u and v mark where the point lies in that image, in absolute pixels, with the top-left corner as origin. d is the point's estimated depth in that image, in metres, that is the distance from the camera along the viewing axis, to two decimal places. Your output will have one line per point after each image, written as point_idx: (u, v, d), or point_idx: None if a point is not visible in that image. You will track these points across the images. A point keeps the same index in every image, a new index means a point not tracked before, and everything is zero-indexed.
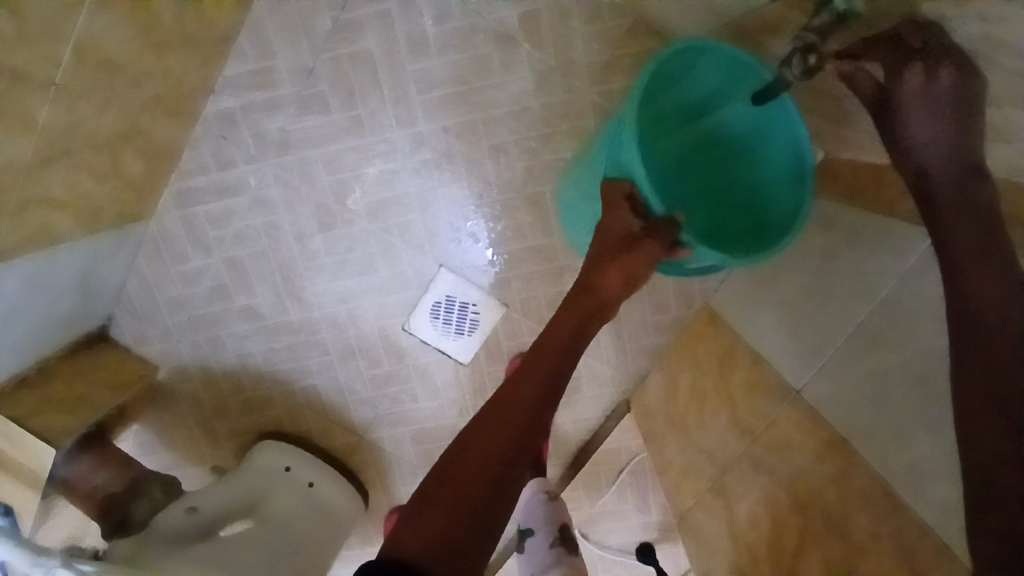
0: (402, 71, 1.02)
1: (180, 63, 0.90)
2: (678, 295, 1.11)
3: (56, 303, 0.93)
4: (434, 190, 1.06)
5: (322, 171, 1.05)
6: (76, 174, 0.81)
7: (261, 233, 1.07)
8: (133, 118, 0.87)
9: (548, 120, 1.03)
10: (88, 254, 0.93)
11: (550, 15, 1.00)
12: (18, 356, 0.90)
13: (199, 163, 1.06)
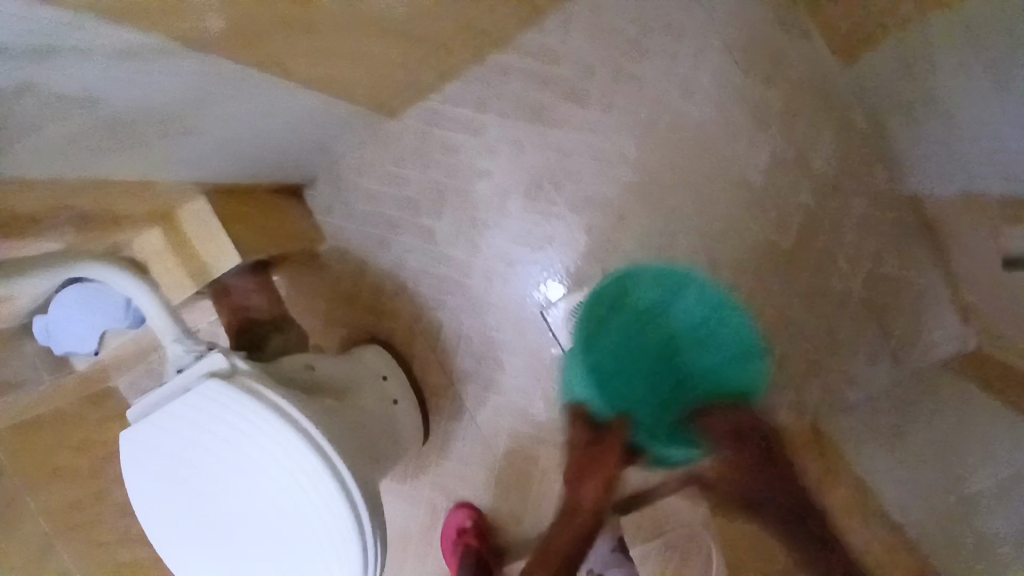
0: (665, 104, 1.11)
1: (501, 13, 0.99)
2: (799, 411, 1.13)
3: (286, 145, 1.01)
4: (636, 213, 1.13)
5: (552, 153, 1.15)
6: (377, 57, 0.86)
7: (473, 174, 1.18)
8: (441, 37, 0.95)
9: (765, 205, 1.10)
10: (341, 117, 1.02)
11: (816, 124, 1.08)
12: (244, 165, 0.97)
13: (457, 98, 1.17)
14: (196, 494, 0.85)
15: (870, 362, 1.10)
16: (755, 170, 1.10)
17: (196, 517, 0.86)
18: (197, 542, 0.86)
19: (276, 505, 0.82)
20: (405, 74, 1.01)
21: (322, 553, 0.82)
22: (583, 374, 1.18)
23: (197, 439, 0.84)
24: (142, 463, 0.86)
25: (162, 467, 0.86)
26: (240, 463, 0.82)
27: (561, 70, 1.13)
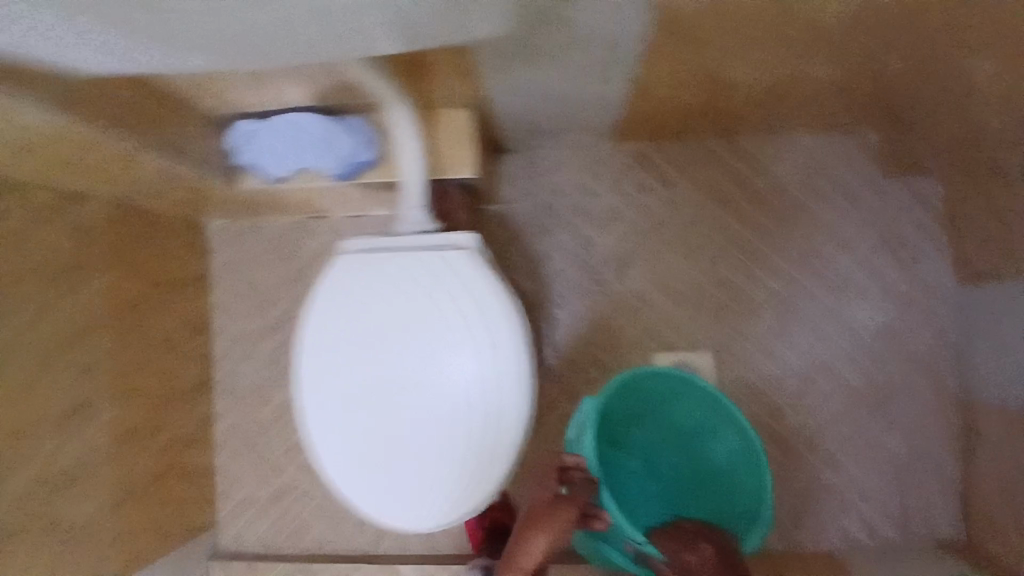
0: (824, 247, 1.31)
1: (754, 110, 1.18)
2: (814, 535, 1.26)
3: (547, 108, 1.12)
4: (748, 298, 1.31)
5: (717, 235, 1.32)
6: (675, 82, 1.01)
7: (647, 217, 1.33)
8: (712, 99, 1.12)
9: (861, 359, 1.29)
10: (600, 116, 1.17)
11: (928, 322, 1.29)
12: (531, 110, 1.11)
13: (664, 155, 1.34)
14: (381, 336, 0.91)
15: (882, 521, 1.25)
16: (863, 330, 1.30)
17: (368, 354, 0.91)
18: (354, 376, 0.91)
19: (455, 378, 0.88)
20: (653, 112, 1.17)
21: (473, 440, 0.87)
22: None
23: (411, 289, 0.91)
24: (343, 287, 0.93)
25: (362, 298, 0.92)
26: (444, 329, 0.89)
27: (757, 179, 1.32)
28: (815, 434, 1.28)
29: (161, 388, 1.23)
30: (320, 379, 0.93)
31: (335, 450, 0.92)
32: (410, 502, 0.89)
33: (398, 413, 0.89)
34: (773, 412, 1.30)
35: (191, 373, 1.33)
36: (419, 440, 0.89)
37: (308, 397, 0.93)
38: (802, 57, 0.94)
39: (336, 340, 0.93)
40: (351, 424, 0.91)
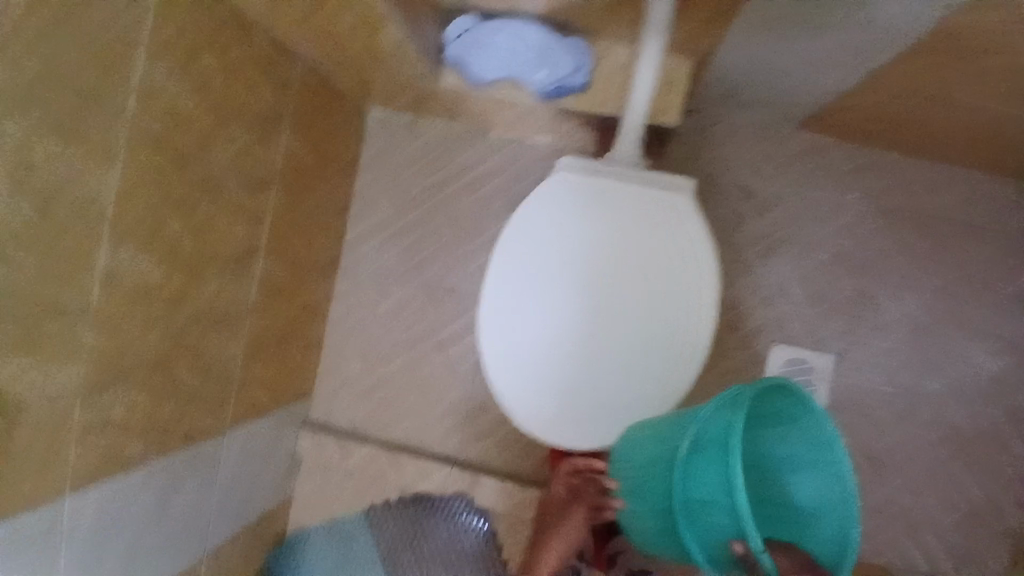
0: (973, 287, 1.31)
1: (961, 136, 1.16)
2: (872, 549, 1.32)
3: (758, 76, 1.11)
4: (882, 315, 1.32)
5: (864, 249, 1.33)
6: (911, 86, 1.00)
7: (807, 211, 1.33)
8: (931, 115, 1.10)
9: (976, 404, 1.31)
10: (806, 97, 1.17)
11: None
12: (750, 70, 1.11)
13: (833, 160, 1.33)
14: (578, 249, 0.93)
15: (944, 557, 1.30)
16: (986, 376, 1.31)
17: (572, 280, 0.93)
18: (551, 297, 0.93)
19: (653, 321, 0.91)
20: (855, 109, 1.16)
21: (657, 384, 0.91)
22: None
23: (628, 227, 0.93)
24: (559, 209, 0.94)
25: (577, 224, 0.93)
26: (641, 272, 0.92)
27: (927, 202, 1.32)
28: (906, 461, 1.31)
29: (305, 255, 1.27)
30: (515, 293, 0.94)
31: (515, 367, 0.93)
32: (580, 432, 0.91)
33: (589, 342, 0.91)
34: (871, 430, 1.33)
35: (327, 249, 1.37)
36: (603, 373, 0.91)
37: (497, 309, 0.94)
38: None
39: (539, 259, 0.94)
40: (538, 343, 0.92)
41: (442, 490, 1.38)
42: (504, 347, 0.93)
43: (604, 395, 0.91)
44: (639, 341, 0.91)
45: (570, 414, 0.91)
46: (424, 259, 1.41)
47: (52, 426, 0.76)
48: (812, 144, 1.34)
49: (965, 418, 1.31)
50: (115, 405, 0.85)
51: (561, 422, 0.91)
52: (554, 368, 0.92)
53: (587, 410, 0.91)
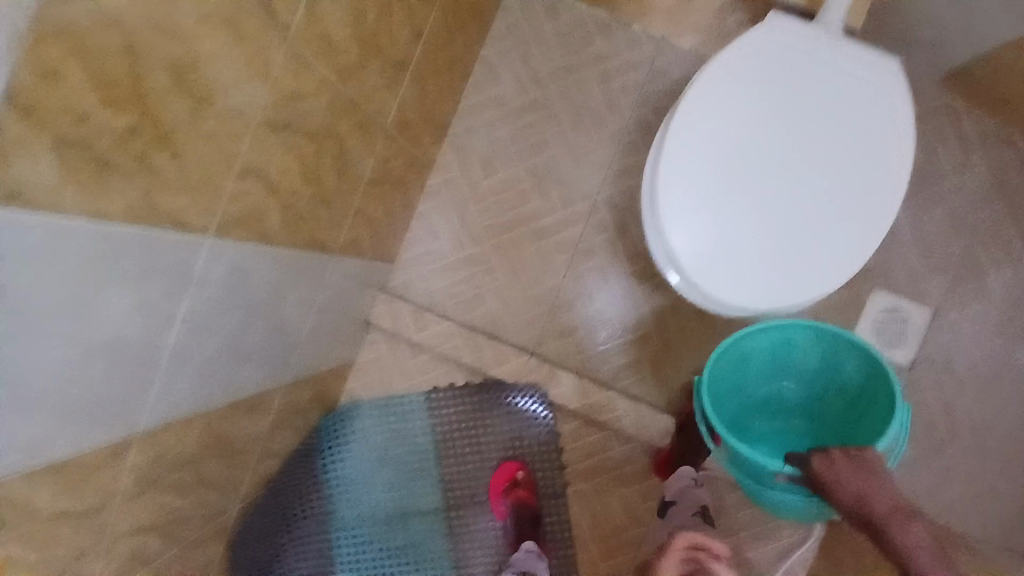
0: None
1: None
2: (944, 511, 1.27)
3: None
4: (986, 279, 1.31)
5: (982, 215, 1.32)
6: None
7: (929, 164, 1.34)
8: None
9: None
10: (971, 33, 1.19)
11: None
12: None
13: (965, 128, 1.33)
14: (779, 81, 0.94)
15: None
16: None
17: (769, 122, 0.94)
18: (745, 135, 0.94)
19: (821, 176, 0.94)
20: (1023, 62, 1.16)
21: (831, 241, 0.94)
22: None
23: (838, 85, 0.94)
24: (769, 45, 0.95)
25: (783, 63, 0.94)
26: (828, 123, 0.94)
27: None
28: (989, 429, 1.28)
29: (433, 100, 1.21)
30: (708, 123, 0.94)
31: (693, 195, 0.94)
32: (745, 269, 0.93)
33: (762, 181, 0.93)
34: (957, 393, 1.30)
35: (447, 109, 1.32)
36: (780, 221, 0.93)
37: (686, 135, 0.94)
38: None
39: (738, 97, 0.94)
40: (722, 177, 0.94)
41: (515, 379, 1.33)
42: (686, 175, 0.94)
43: (776, 240, 0.93)
44: (823, 197, 0.94)
45: (739, 251, 0.93)
46: (538, 144, 1.37)
47: (227, 152, 0.68)
48: (947, 105, 1.34)
49: None
50: (275, 159, 0.77)
51: (728, 256, 0.93)
52: (732, 204, 0.93)
53: (756, 251, 0.93)
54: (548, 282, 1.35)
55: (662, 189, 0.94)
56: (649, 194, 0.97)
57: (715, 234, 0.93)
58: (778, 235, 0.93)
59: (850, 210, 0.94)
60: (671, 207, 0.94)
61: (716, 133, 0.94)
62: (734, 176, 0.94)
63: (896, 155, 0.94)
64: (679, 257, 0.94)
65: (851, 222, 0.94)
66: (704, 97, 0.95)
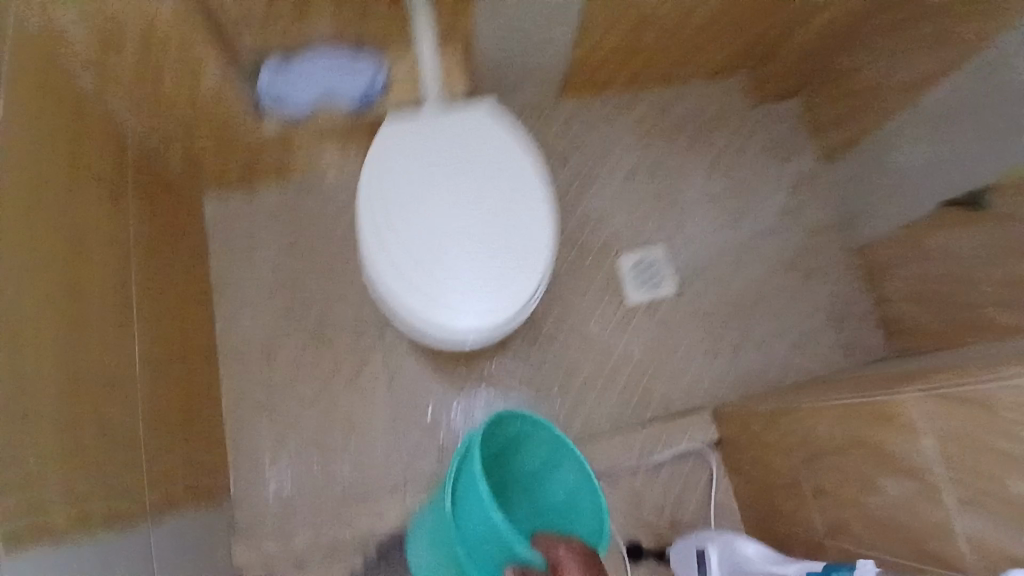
0: (730, 157, 1.64)
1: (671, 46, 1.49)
2: (776, 369, 1.52)
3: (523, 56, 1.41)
4: (681, 201, 1.62)
5: (651, 158, 1.63)
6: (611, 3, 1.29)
7: (595, 150, 1.62)
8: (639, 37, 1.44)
9: (777, 231, 1.61)
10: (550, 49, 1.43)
11: (812, 194, 1.63)
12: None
13: (601, 104, 1.64)
14: (416, 169, 1.13)
15: (829, 349, 1.55)
16: (774, 212, 1.62)
17: (432, 194, 1.12)
18: (414, 233, 1.10)
19: (491, 209, 1.12)
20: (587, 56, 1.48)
21: (536, 238, 1.12)
22: (634, 310, 1.53)
23: (403, 153, 1.13)
24: (392, 150, 1.13)
25: (410, 155, 1.13)
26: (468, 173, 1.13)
27: (668, 113, 1.65)
28: (760, 296, 1.57)
29: (186, 342, 1.22)
30: (387, 230, 1.09)
31: (416, 285, 1.08)
32: (504, 302, 1.09)
33: (455, 242, 1.10)
34: (722, 287, 1.57)
35: (206, 336, 1.33)
36: (490, 234, 1.11)
37: (385, 260, 1.08)
38: None
39: (396, 197, 1.11)
40: (427, 259, 1.08)
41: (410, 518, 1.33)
42: (411, 284, 1.08)
43: (506, 247, 1.11)
44: (493, 208, 1.12)
45: (501, 280, 1.09)
46: (297, 314, 1.42)
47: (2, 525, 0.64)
48: (579, 97, 1.63)
49: (782, 246, 1.60)
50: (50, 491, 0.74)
51: (486, 306, 1.08)
52: (450, 265, 1.09)
53: (498, 288, 1.09)
54: (382, 416, 1.39)
55: (404, 303, 1.07)
56: (401, 314, 1.09)
57: (468, 301, 1.08)
58: (502, 264, 1.10)
59: (530, 209, 1.14)
60: (425, 313, 1.07)
61: (401, 251, 1.09)
62: (441, 254, 1.09)
63: (480, 122, 1.17)
64: (459, 333, 1.07)
65: (528, 211, 1.14)
66: (367, 238, 1.09)
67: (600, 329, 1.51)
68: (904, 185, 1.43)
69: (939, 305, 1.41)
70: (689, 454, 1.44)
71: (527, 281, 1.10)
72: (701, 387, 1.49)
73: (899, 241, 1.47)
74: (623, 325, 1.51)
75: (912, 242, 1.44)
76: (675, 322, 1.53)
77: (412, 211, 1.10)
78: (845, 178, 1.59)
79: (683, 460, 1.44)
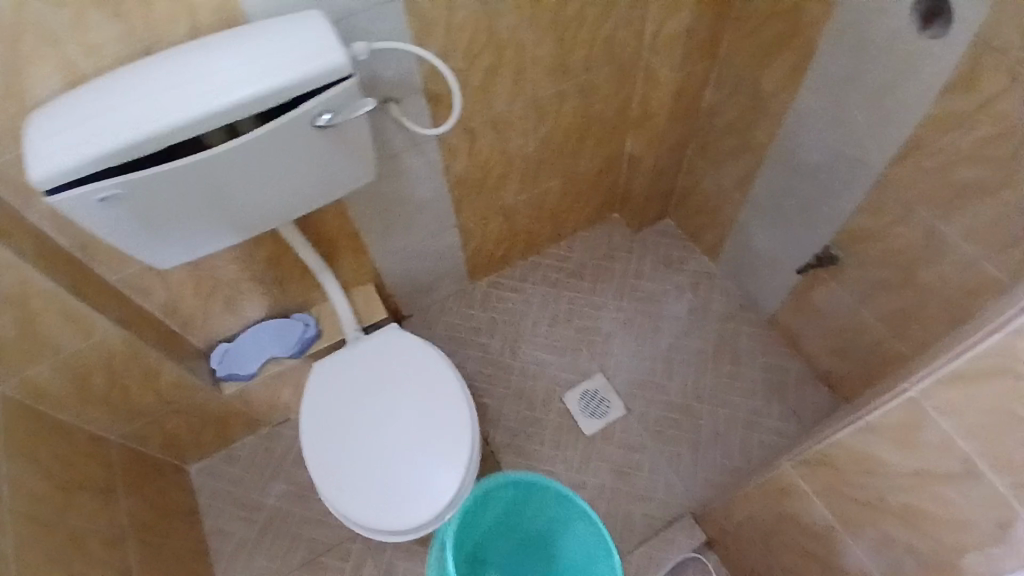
0: (629, 281, 1.89)
1: (541, 216, 1.82)
2: (739, 451, 1.60)
3: (422, 263, 1.73)
4: (608, 333, 1.82)
5: (565, 302, 1.87)
6: (471, 204, 1.63)
7: (517, 313, 1.86)
8: (510, 219, 1.76)
9: (692, 330, 1.80)
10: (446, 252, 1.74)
11: (708, 286, 1.86)
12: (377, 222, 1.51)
13: (510, 274, 1.93)
14: (345, 397, 1.28)
15: (781, 419, 1.65)
16: (683, 312, 1.83)
17: (364, 415, 1.26)
18: (353, 454, 1.22)
19: (416, 410, 1.25)
20: (478, 245, 1.79)
21: (461, 421, 1.23)
22: (594, 441, 1.65)
23: (327, 386, 1.29)
24: (322, 388, 1.29)
25: (337, 387, 1.29)
26: (390, 385, 1.28)
27: (567, 262, 1.93)
28: (700, 390, 1.70)
29: None
30: (334, 462, 1.22)
31: (369, 503, 1.17)
32: (449, 491, 1.17)
33: (393, 450, 1.21)
34: (665, 393, 1.71)
35: None
36: (421, 433, 1.23)
37: (338, 489, 1.20)
38: (530, 162, 1.58)
39: (334, 429, 1.25)
40: (373, 475, 1.20)
41: None
42: (364, 505, 1.17)
43: (438, 440, 1.22)
44: (417, 409, 1.25)
45: (441, 471, 1.19)
46: (290, 546, 1.53)
47: None
48: (490, 276, 1.92)
49: (703, 340, 1.78)
50: None
51: (435, 500, 1.17)
52: (394, 473, 1.19)
53: (439, 480, 1.18)
54: None
55: (364, 524, 1.17)
56: (366, 534, 1.18)
57: (417, 501, 1.17)
58: (438, 456, 1.20)
59: (448, 397, 1.26)
60: (383, 526, 1.15)
61: (349, 477, 1.20)
62: (384, 466, 1.20)
63: (385, 335, 1.33)
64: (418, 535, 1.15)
65: (447, 400, 1.26)
66: (318, 474, 1.21)
67: (568, 470, 1.61)
68: (777, 261, 1.64)
69: (848, 348, 1.55)
70: (689, 560, 1.46)
71: (464, 464, 1.20)
72: (678, 494, 1.56)
73: (794, 305, 1.65)
74: (587, 458, 1.62)
75: (803, 304, 1.62)
76: (633, 439, 1.65)
77: (350, 436, 1.24)
78: (731, 266, 1.82)
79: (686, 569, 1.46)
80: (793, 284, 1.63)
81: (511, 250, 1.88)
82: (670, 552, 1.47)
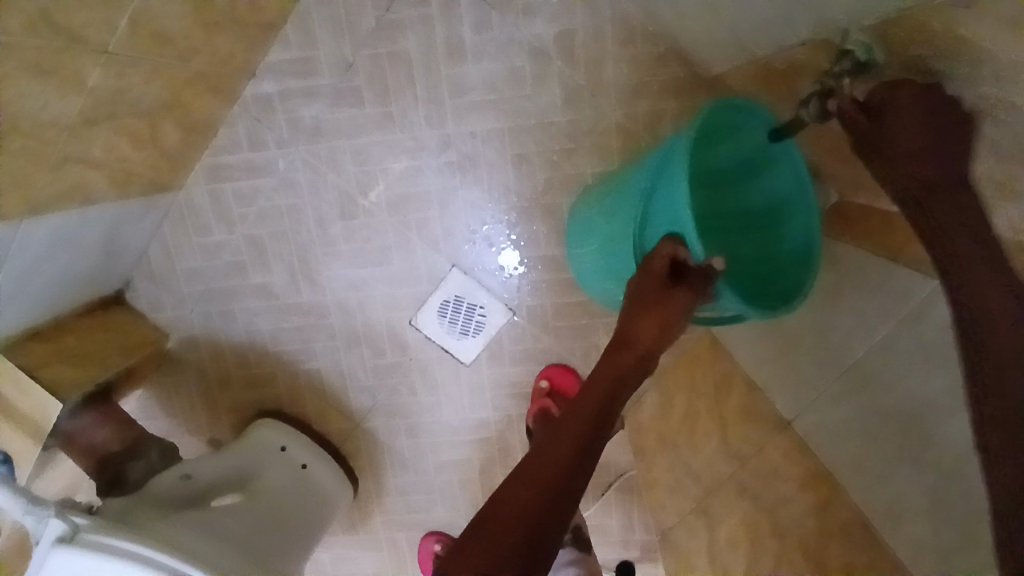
0: (436, 74, 0.98)
1: (204, 39, 0.82)
2: None
3: (81, 257, 0.91)
4: (453, 191, 1.03)
5: (350, 161, 1.03)
6: (26, 172, 0.67)
7: (284, 214, 1.06)
8: (145, 101, 0.80)
9: (572, 136, 0.99)
10: (107, 218, 0.90)
11: (585, 35, 0.95)
12: None
13: (232, 140, 1.04)
14: None
15: None
16: (550, 106, 0.98)
17: None
18: None
19: None
20: (137, 160, 0.88)
21: None
22: (475, 366, 1.12)
23: None
24: None
25: None
26: None
27: (318, 76, 1.00)
28: None
29: None
30: None
31: None
32: None
33: None
34: (557, 265, 1.05)
35: None
36: None
37: None
38: (16, 40, 0.55)
39: None
40: None
41: None
42: None
43: None
44: None
45: None
46: None
47: None
48: (204, 160, 1.05)
49: (600, 150, 0.99)
50: None
51: None
52: None
53: None
54: None
55: None
56: None
57: None
58: None
59: None
60: None
61: None
62: None
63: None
64: None
65: None
66: None
67: (456, 411, 1.14)
68: None
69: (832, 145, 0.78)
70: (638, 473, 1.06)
71: None
72: None
73: (764, 73, 0.80)
74: (470, 385, 1.13)
75: (776, 73, 0.78)
76: (530, 349, 1.10)
77: None
78: None
79: (634, 478, 1.08)
80: (750, 33, 0.76)
81: (201, 112, 0.95)
82: (605, 472, 1.10)
